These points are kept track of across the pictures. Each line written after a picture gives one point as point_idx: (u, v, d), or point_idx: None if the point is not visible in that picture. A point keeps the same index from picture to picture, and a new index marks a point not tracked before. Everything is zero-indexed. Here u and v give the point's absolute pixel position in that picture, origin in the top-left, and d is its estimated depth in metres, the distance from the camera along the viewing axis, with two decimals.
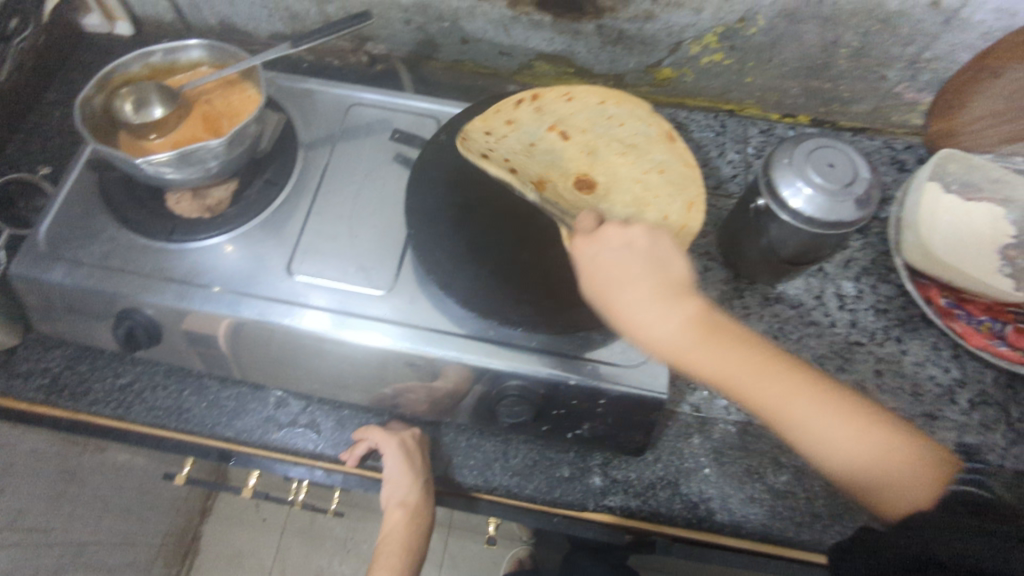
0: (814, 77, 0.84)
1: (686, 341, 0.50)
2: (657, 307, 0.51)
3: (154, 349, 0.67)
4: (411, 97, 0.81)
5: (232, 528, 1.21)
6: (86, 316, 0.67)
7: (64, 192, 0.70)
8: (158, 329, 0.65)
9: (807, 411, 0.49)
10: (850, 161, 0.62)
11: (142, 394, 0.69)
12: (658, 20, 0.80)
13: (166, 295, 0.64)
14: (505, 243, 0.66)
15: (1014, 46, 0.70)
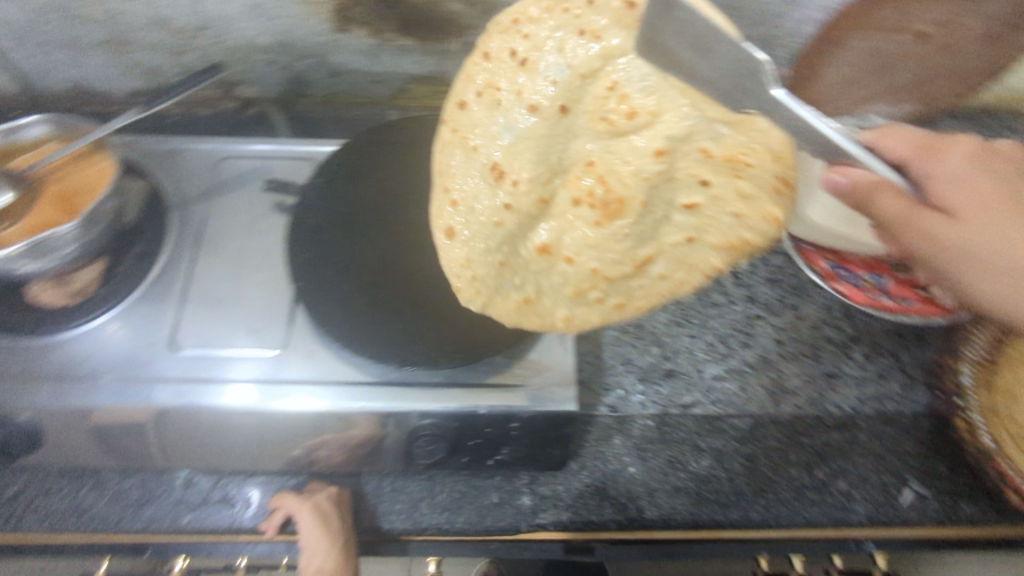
0: None
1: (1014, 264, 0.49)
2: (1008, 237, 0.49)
3: (40, 453, 0.62)
4: (284, 142, 0.79)
5: None
6: None
7: None
8: (39, 433, 0.60)
9: None
10: None
11: (33, 501, 0.64)
12: None
13: (46, 393, 0.60)
14: (398, 281, 0.65)
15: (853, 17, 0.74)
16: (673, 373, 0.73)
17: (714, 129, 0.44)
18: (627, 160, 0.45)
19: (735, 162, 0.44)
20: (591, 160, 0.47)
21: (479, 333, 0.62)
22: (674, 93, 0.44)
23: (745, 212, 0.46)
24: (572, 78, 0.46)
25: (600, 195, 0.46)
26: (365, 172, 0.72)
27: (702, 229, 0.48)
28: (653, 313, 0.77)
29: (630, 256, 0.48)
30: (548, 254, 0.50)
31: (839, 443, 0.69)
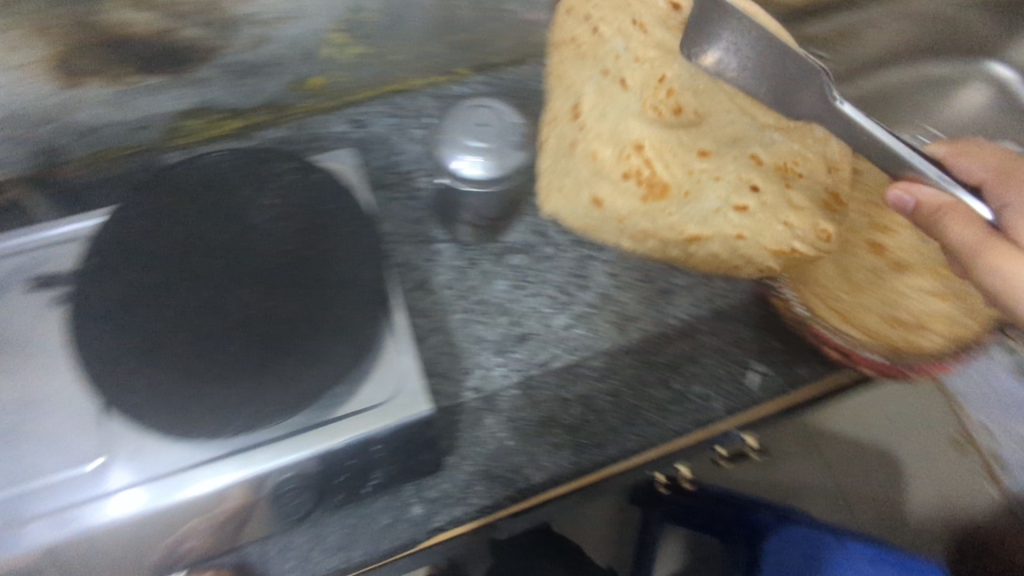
0: (449, 34, 0.86)
1: None
2: None
3: None
4: (42, 228, 0.70)
5: None
6: None
7: None
8: None
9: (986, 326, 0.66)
10: (492, 115, 0.67)
11: None
12: (276, 38, 0.76)
13: None
14: (209, 340, 0.58)
15: None
16: (525, 337, 0.74)
17: (765, 136, 0.72)
18: (678, 153, 0.70)
19: (785, 167, 0.71)
20: (640, 142, 0.69)
21: (312, 369, 0.57)
22: (716, 96, 0.72)
23: (795, 224, 0.68)
24: (632, 56, 0.73)
25: (647, 176, 0.69)
26: (146, 230, 0.64)
27: (751, 229, 0.69)
28: (491, 283, 0.78)
29: (682, 228, 0.70)
30: (599, 207, 0.72)
31: (686, 351, 0.73)
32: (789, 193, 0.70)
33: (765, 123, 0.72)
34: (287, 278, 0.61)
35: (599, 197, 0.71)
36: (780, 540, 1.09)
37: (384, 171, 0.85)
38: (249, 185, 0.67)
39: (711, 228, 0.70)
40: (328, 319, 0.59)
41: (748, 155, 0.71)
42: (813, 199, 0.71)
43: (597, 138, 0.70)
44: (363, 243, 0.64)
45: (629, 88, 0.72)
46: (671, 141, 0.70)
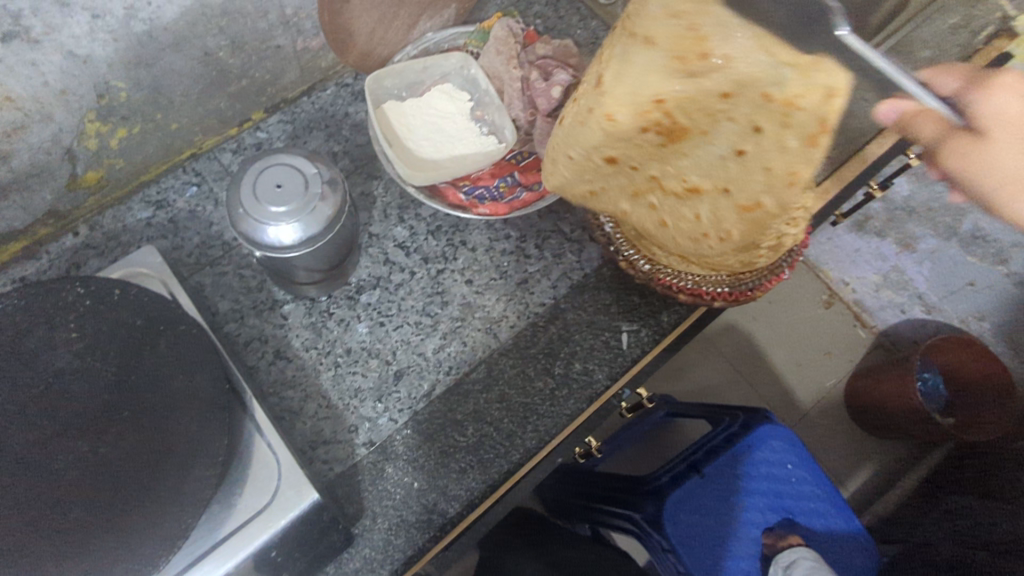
0: (226, 85, 0.79)
1: None
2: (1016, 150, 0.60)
3: None
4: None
5: None
6: None
7: None
8: None
9: None
10: (287, 170, 0.62)
11: None
12: (18, 151, 0.66)
13: None
14: (50, 513, 0.51)
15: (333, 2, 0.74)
16: (402, 373, 0.72)
17: (780, 74, 0.50)
18: (700, 91, 0.53)
19: (790, 104, 0.50)
20: (661, 95, 0.53)
21: (179, 501, 0.53)
22: (741, 42, 0.51)
23: (776, 163, 0.53)
24: None
25: (669, 125, 0.55)
26: None
27: (732, 184, 0.57)
28: (352, 330, 0.75)
29: (682, 178, 0.60)
30: (612, 165, 0.62)
31: (558, 335, 0.74)
32: (779, 142, 0.52)
33: (788, 57, 0.50)
34: (121, 414, 0.56)
35: (610, 154, 0.61)
36: (675, 516, 0.86)
37: (203, 247, 0.80)
38: (40, 324, 0.58)
39: (715, 179, 0.58)
40: (180, 442, 0.55)
41: (761, 96, 0.51)
42: (783, 149, 0.52)
43: (615, 97, 0.55)
44: (196, 348, 0.60)
45: (653, 40, 0.53)
46: (692, 89, 0.53)
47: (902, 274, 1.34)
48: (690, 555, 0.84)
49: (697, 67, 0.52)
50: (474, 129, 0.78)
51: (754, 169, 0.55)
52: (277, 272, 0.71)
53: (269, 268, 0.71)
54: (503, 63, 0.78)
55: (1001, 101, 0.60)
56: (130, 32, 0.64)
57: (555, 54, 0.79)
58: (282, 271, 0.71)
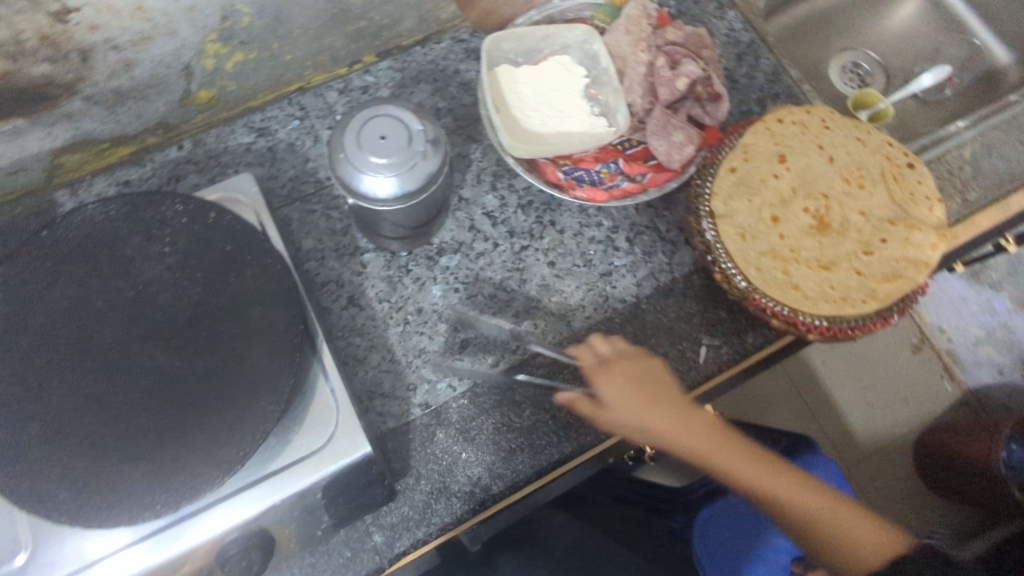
0: (344, 24, 0.78)
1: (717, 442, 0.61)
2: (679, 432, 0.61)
3: None
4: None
5: None
6: None
7: None
8: None
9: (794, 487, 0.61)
10: (394, 123, 0.61)
11: None
12: (141, 61, 0.68)
13: None
14: (121, 413, 0.54)
15: None
16: (468, 343, 0.72)
17: (898, 210, 0.67)
18: (846, 202, 0.67)
19: (892, 222, 0.66)
20: (827, 193, 0.67)
21: (239, 426, 0.54)
22: (891, 183, 0.68)
23: (904, 255, 0.64)
24: (856, 143, 0.70)
25: (820, 213, 0.67)
26: (33, 298, 0.58)
27: (865, 269, 0.64)
28: (426, 289, 0.74)
29: (817, 258, 0.65)
30: (771, 222, 0.66)
31: (633, 334, 0.72)
32: (906, 246, 0.65)
33: (895, 197, 0.67)
34: (198, 333, 0.57)
35: (776, 212, 0.66)
36: (701, 531, 0.83)
37: (297, 181, 0.81)
38: (137, 234, 0.61)
39: (844, 265, 0.65)
40: (251, 371, 0.56)
41: (887, 220, 0.66)
42: (908, 241, 0.65)
43: (795, 177, 0.68)
44: (277, 284, 0.60)
45: (832, 159, 0.69)
46: (849, 196, 0.67)
47: (1009, 333, 1.34)
48: (711, 569, 0.80)
49: (854, 192, 0.67)
50: (585, 107, 0.75)
51: (882, 264, 0.64)
52: (363, 218, 0.71)
53: (356, 213, 0.71)
54: (629, 46, 0.74)
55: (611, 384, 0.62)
56: None
57: (685, 42, 0.74)
58: (369, 219, 0.70)
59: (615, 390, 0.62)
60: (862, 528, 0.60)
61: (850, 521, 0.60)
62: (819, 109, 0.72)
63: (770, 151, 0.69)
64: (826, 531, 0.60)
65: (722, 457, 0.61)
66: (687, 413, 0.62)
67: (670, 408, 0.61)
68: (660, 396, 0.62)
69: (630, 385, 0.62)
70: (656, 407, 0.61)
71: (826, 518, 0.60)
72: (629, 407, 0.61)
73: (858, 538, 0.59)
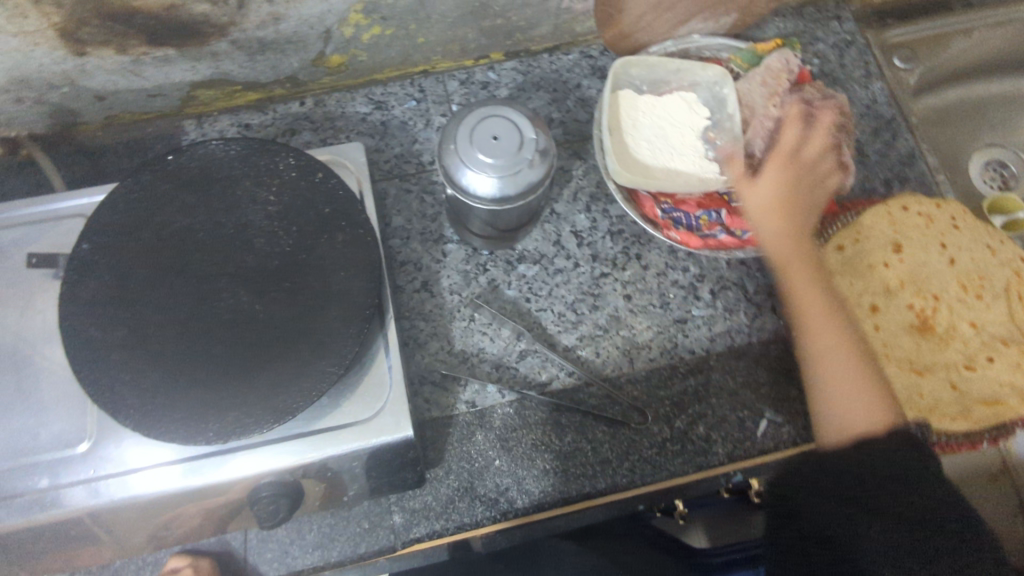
0: (481, 19, 0.79)
1: (789, 257, 0.65)
2: (772, 230, 0.66)
3: None
4: (32, 201, 0.68)
5: None
6: None
7: None
8: None
9: (829, 336, 0.62)
10: (511, 127, 0.61)
11: None
12: (288, 18, 0.72)
13: None
14: (198, 342, 0.58)
15: None
16: (526, 353, 0.72)
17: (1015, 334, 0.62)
18: (958, 310, 0.63)
19: (1005, 343, 0.62)
20: (939, 294, 0.63)
21: (299, 382, 0.56)
22: (1016, 303, 0.63)
23: (1007, 381, 0.61)
24: (986, 250, 0.65)
25: (927, 313, 0.63)
26: (146, 217, 0.63)
27: (963, 384, 0.61)
28: (499, 292, 0.75)
29: (911, 360, 0.62)
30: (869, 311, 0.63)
31: (694, 388, 0.70)
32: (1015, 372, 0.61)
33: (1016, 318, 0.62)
34: (281, 284, 0.60)
35: (877, 302, 0.64)
36: None
37: (401, 159, 0.83)
38: (249, 178, 0.65)
39: (940, 374, 0.61)
40: (321, 332, 0.58)
41: (1000, 339, 0.62)
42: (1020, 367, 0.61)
43: (908, 269, 0.64)
44: (363, 255, 0.61)
45: (956, 260, 0.64)
46: (965, 304, 0.63)
47: None
48: None
49: (970, 302, 0.63)
50: (699, 148, 0.73)
51: (981, 384, 0.61)
52: (455, 208, 0.72)
53: (450, 202, 0.73)
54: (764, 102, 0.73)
55: (764, 177, 0.68)
56: None
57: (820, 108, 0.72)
58: (461, 211, 0.72)
59: (768, 182, 0.68)
60: (879, 400, 0.59)
61: (870, 399, 0.59)
62: (954, 206, 0.67)
63: (886, 238, 0.65)
64: (822, 394, 0.61)
65: (793, 270, 0.64)
66: (798, 229, 0.66)
67: (792, 225, 0.66)
68: (796, 199, 0.67)
69: (774, 183, 0.67)
70: (789, 210, 0.67)
71: (833, 377, 0.61)
72: (763, 195, 0.67)
73: (852, 415, 0.59)
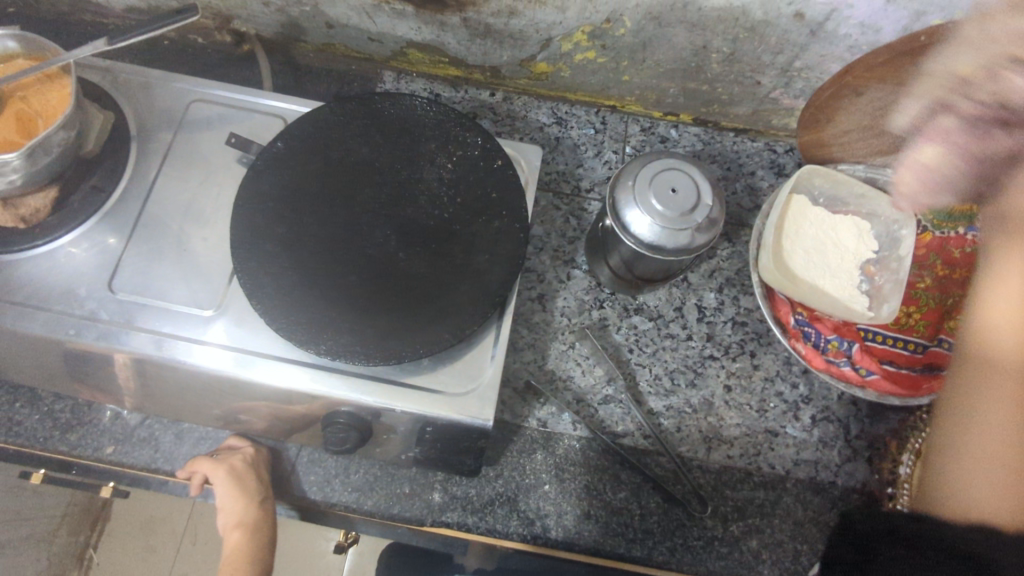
0: (689, 79, 0.81)
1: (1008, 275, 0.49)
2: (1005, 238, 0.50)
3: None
4: (247, 92, 0.76)
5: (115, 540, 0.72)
6: None
7: None
8: (32, 350, 0.64)
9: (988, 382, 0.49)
10: (692, 188, 0.63)
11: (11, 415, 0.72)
12: (523, 16, 0.75)
13: (36, 323, 0.62)
14: (341, 264, 0.62)
15: (831, 94, 0.73)
16: (610, 400, 0.72)
17: None
18: None
19: None
20: None
21: (413, 336, 0.59)
22: None
23: None
24: None
25: None
26: (339, 141, 0.68)
27: None
28: (608, 332, 0.75)
29: None
30: None
31: (760, 502, 0.69)
32: None
33: None
34: (428, 243, 0.64)
35: None
36: None
37: (561, 177, 0.86)
38: (436, 141, 0.69)
39: None
40: (447, 300, 0.61)
41: None
42: None
43: None
44: (510, 247, 0.64)
45: None
46: None
47: None
48: None
49: None
50: (854, 278, 0.73)
51: None
52: (601, 238, 0.74)
53: (598, 232, 0.75)
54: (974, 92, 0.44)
55: None
56: None
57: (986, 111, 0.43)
58: (604, 244, 0.74)
59: None
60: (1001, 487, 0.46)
61: (1000, 486, 0.42)
62: None
63: None
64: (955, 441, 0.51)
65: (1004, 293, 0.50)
66: None
67: None
68: None
69: None
70: None
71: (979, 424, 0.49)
72: None
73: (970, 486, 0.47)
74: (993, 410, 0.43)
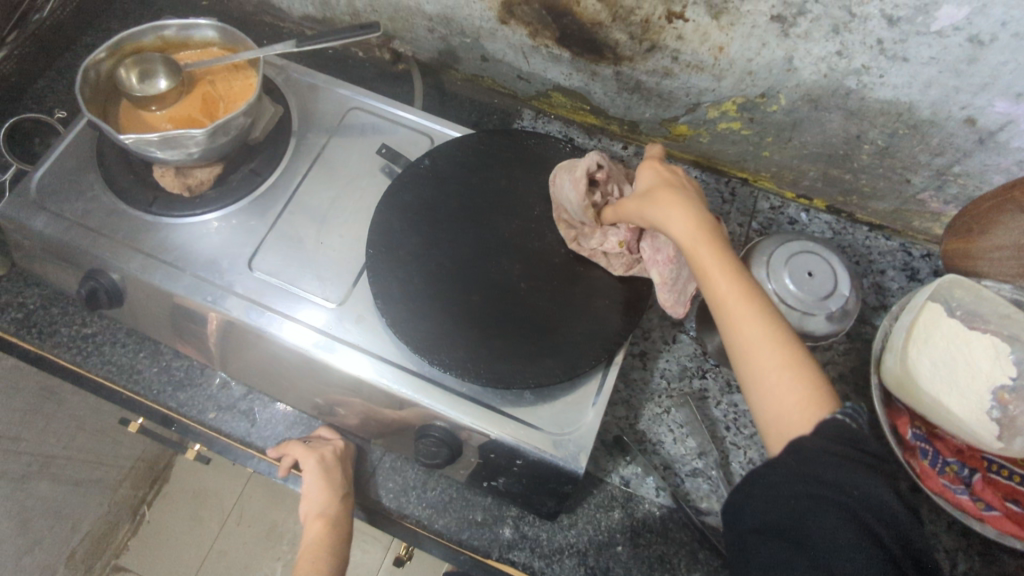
0: (833, 166, 0.79)
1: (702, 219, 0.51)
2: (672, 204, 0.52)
3: (128, 309, 0.72)
4: (402, 108, 0.80)
5: (178, 507, 0.76)
6: (68, 265, 0.71)
7: (72, 134, 0.73)
8: (168, 308, 0.69)
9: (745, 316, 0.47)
10: (828, 274, 0.61)
11: (133, 364, 0.77)
12: (677, 78, 0.76)
13: (180, 284, 0.67)
14: (466, 284, 0.64)
15: (987, 208, 0.70)
16: (698, 474, 0.70)
17: None
18: None
19: None
20: None
21: (523, 368, 0.59)
22: None
23: None
24: None
25: None
26: (482, 168, 0.70)
27: None
28: (705, 404, 0.73)
29: None
30: None
31: None
32: None
33: None
34: (552, 281, 0.64)
35: None
36: None
37: None
38: None
39: None
40: (561, 341, 0.61)
41: None
42: None
43: None
44: (631, 300, 0.64)
45: None
46: None
47: None
48: None
49: None
50: (984, 402, 0.66)
51: None
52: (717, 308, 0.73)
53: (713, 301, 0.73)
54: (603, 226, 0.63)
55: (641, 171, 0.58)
56: (841, 80, 0.66)
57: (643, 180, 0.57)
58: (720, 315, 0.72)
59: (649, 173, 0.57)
60: (798, 394, 0.45)
61: (807, 392, 0.45)
62: None
63: None
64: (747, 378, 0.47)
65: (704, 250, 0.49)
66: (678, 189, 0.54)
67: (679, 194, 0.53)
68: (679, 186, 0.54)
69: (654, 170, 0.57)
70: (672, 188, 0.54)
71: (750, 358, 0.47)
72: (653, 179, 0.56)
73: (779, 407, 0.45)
74: (756, 337, 0.47)
